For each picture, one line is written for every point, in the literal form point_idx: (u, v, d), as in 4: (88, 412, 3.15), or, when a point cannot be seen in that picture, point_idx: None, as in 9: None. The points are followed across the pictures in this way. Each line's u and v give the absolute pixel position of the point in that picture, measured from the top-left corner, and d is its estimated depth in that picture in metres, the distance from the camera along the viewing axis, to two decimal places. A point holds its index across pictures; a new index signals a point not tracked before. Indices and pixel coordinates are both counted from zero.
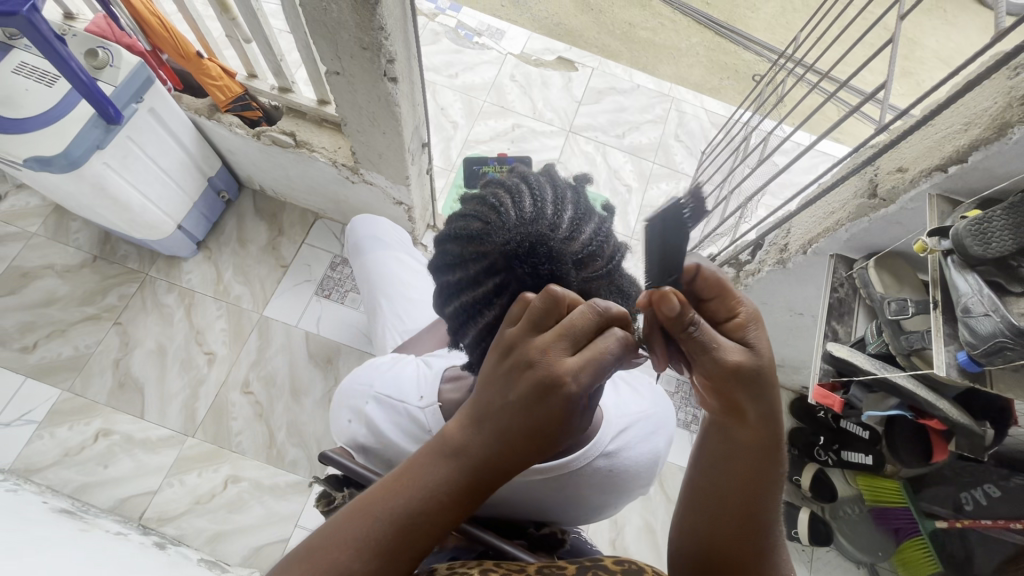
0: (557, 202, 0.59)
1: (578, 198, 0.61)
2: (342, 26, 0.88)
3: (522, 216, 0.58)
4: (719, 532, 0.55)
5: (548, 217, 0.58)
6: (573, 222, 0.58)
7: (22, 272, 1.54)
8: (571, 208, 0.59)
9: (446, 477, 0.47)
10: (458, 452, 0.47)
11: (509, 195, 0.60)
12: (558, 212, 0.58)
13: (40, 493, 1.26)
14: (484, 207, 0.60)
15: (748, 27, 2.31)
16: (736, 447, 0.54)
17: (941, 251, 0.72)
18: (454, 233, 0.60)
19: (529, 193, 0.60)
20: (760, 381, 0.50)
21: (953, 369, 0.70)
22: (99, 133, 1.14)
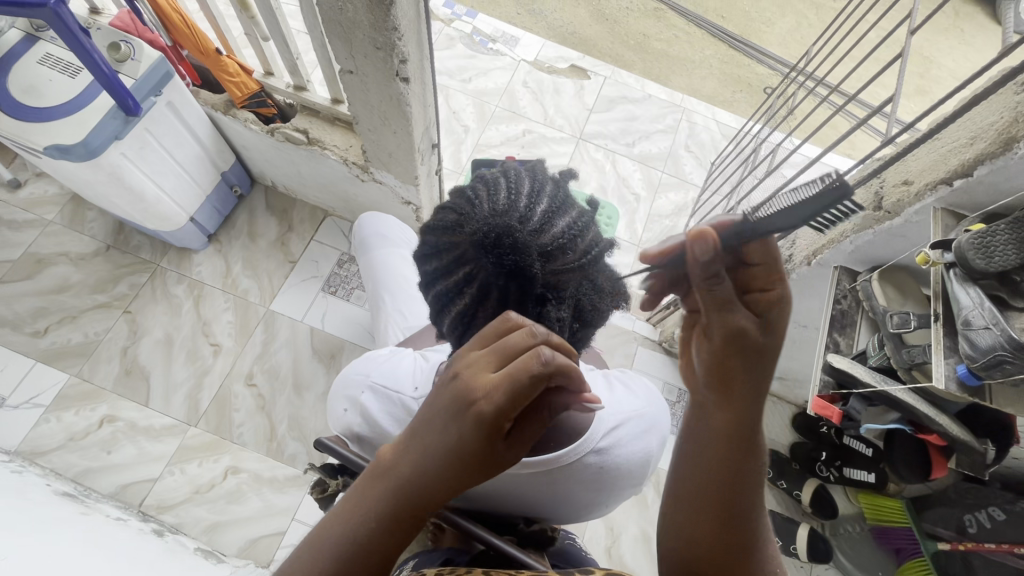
0: (533, 194, 0.60)
1: (557, 191, 0.61)
2: (357, 26, 0.90)
3: (494, 208, 0.58)
4: (700, 523, 0.57)
5: (521, 209, 0.58)
6: (546, 214, 0.58)
7: (37, 258, 1.57)
8: (547, 201, 0.60)
9: (380, 502, 0.49)
10: (391, 478, 0.49)
11: (486, 187, 0.61)
12: (531, 204, 0.59)
13: (44, 475, 1.28)
14: (461, 200, 0.61)
15: (762, 41, 2.32)
16: (715, 438, 0.58)
17: (943, 264, 0.72)
18: (432, 225, 0.62)
19: (506, 185, 0.61)
20: (756, 353, 0.54)
21: (953, 382, 0.71)
22: (119, 124, 1.16)
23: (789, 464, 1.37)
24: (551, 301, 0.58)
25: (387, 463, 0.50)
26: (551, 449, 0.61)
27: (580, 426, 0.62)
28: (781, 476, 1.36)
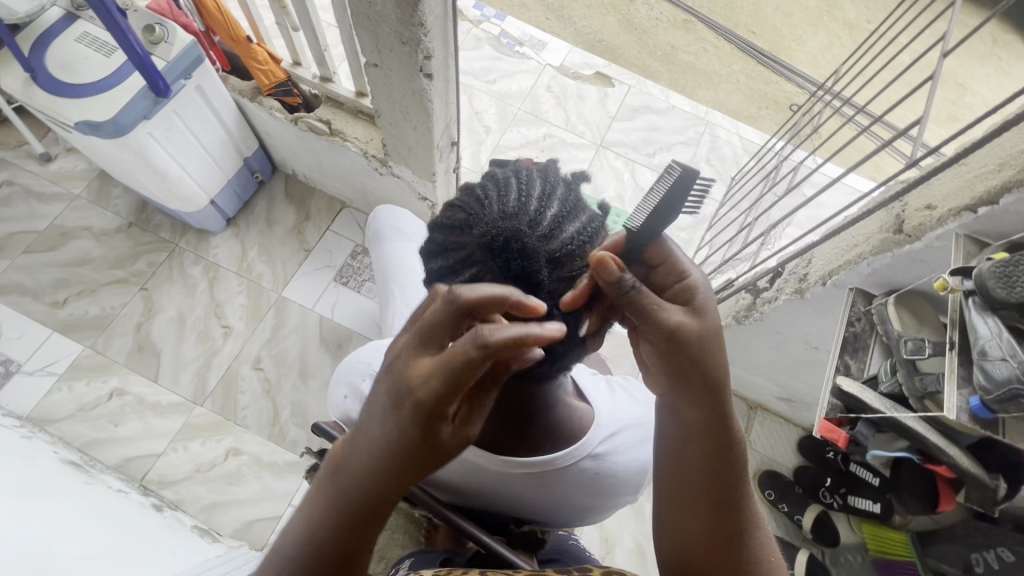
0: (543, 197, 0.59)
1: (568, 194, 0.61)
2: (385, 20, 0.91)
3: (504, 209, 0.58)
4: (690, 521, 0.57)
5: (530, 212, 0.58)
6: (556, 218, 0.58)
7: (62, 231, 1.61)
8: (557, 204, 0.59)
9: (336, 507, 0.50)
10: (345, 474, 0.50)
11: (496, 187, 0.60)
12: (541, 208, 0.58)
13: (52, 443, 1.31)
14: (470, 198, 0.60)
15: (792, 58, 2.29)
16: (687, 435, 0.57)
17: (963, 291, 0.71)
18: (441, 223, 0.61)
19: (516, 186, 0.61)
20: (696, 348, 0.54)
21: (963, 412, 0.69)
22: (148, 104, 1.19)
23: (792, 488, 1.36)
24: (555, 307, 0.59)
25: (340, 463, 0.51)
26: (546, 450, 0.61)
27: (577, 429, 0.63)
28: (782, 498, 1.34)
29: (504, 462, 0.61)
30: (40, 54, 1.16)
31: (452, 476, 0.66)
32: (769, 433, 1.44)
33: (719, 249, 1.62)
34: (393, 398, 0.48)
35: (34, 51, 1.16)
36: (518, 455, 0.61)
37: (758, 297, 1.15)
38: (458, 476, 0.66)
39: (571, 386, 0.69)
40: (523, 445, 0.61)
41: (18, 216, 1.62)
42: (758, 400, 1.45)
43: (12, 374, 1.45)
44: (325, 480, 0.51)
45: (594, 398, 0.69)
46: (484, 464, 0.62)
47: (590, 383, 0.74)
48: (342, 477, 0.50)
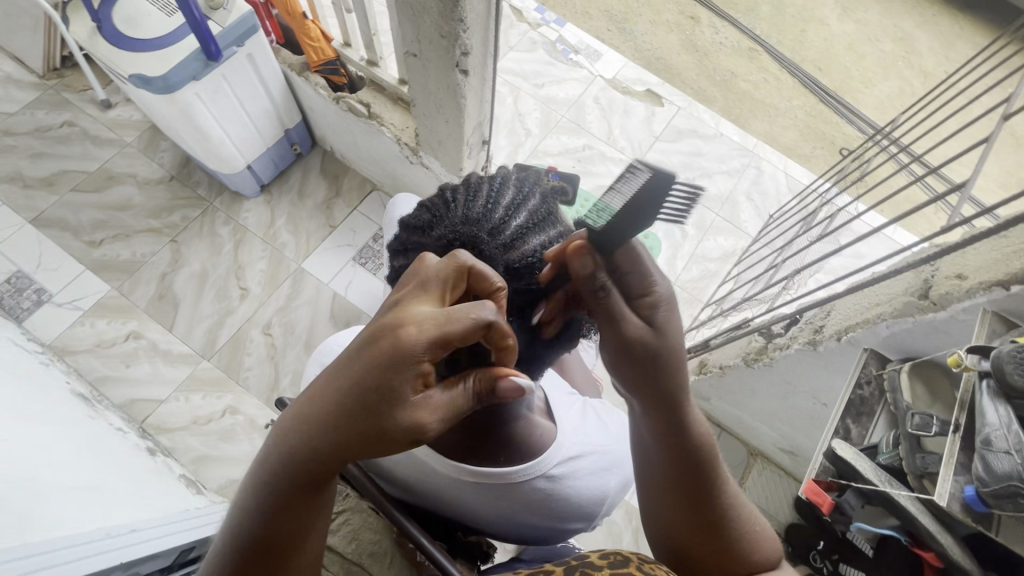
0: (511, 206, 0.59)
1: (540, 207, 0.60)
2: (427, 11, 0.92)
3: (468, 213, 0.58)
4: (672, 516, 0.62)
5: (494, 219, 0.58)
6: (520, 230, 0.58)
7: (110, 175, 1.69)
8: (525, 215, 0.59)
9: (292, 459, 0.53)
10: (300, 430, 0.53)
11: (466, 192, 0.61)
12: (506, 217, 0.58)
13: (67, 373, 1.38)
14: (438, 199, 0.61)
15: (857, 101, 2.17)
16: (653, 443, 0.62)
17: (978, 371, 0.66)
18: (408, 221, 0.63)
19: (486, 192, 0.60)
20: (662, 360, 0.58)
21: (956, 501, 0.65)
22: (198, 66, 1.24)
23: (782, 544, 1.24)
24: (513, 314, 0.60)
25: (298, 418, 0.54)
26: (501, 464, 0.62)
27: (536, 448, 0.63)
28: None
29: (456, 468, 0.61)
30: (108, 7, 1.23)
31: (405, 474, 0.67)
32: (764, 483, 1.38)
33: (744, 286, 1.56)
34: (360, 356, 0.50)
35: (103, 4, 1.23)
36: (472, 463, 0.62)
37: (770, 341, 1.08)
38: (410, 474, 0.66)
39: (539, 402, 0.69)
40: (479, 455, 0.62)
41: (73, 156, 1.71)
42: (759, 448, 1.40)
43: (43, 302, 1.54)
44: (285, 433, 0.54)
45: (560, 418, 0.69)
46: (437, 467, 0.62)
47: (561, 401, 0.74)
48: (298, 432, 0.53)
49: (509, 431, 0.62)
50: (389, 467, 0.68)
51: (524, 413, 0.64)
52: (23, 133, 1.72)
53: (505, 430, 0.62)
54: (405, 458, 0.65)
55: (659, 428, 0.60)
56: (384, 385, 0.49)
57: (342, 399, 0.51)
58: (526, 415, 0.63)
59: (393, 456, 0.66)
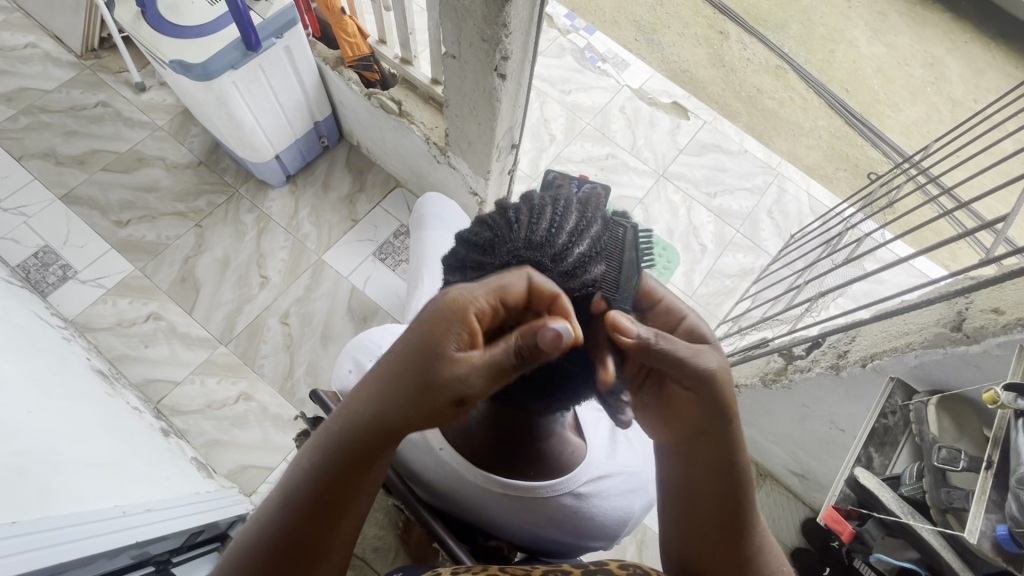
0: (575, 232, 0.60)
1: (602, 234, 0.61)
2: (471, 15, 0.93)
3: (533, 236, 0.60)
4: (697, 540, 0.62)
5: (557, 244, 0.59)
6: (582, 257, 0.58)
7: (139, 157, 1.72)
8: (588, 242, 0.59)
9: (334, 441, 0.57)
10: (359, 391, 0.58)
11: (529, 213, 0.62)
12: (570, 243, 0.59)
13: (87, 349, 1.40)
14: (501, 219, 0.63)
15: (883, 124, 2.14)
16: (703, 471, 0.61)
17: (1014, 409, 0.66)
18: (466, 238, 0.65)
19: (551, 215, 0.62)
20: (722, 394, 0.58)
21: (986, 539, 0.64)
22: (238, 55, 1.25)
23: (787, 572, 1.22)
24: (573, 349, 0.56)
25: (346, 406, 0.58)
26: (529, 477, 0.63)
27: (565, 463, 0.64)
28: None
29: (485, 478, 0.62)
30: None
31: (433, 478, 0.68)
32: (772, 505, 1.37)
33: (762, 304, 1.54)
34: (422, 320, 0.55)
35: None
36: (500, 475, 0.63)
37: (791, 362, 1.07)
38: (437, 478, 0.67)
39: (570, 419, 0.70)
40: (509, 466, 0.63)
41: (105, 136, 1.73)
42: (769, 469, 1.38)
43: (68, 279, 1.56)
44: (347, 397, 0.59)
45: (590, 436, 0.69)
46: (464, 475, 0.64)
47: (592, 419, 0.75)
48: (345, 414, 0.57)
49: (539, 444, 0.63)
50: (416, 469, 0.70)
51: (557, 429, 0.65)
52: (58, 111, 1.75)
53: (536, 444, 0.63)
54: (434, 462, 0.66)
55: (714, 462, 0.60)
56: (430, 350, 0.53)
57: (389, 376, 0.55)
58: (559, 432, 0.65)
59: (422, 458, 0.67)
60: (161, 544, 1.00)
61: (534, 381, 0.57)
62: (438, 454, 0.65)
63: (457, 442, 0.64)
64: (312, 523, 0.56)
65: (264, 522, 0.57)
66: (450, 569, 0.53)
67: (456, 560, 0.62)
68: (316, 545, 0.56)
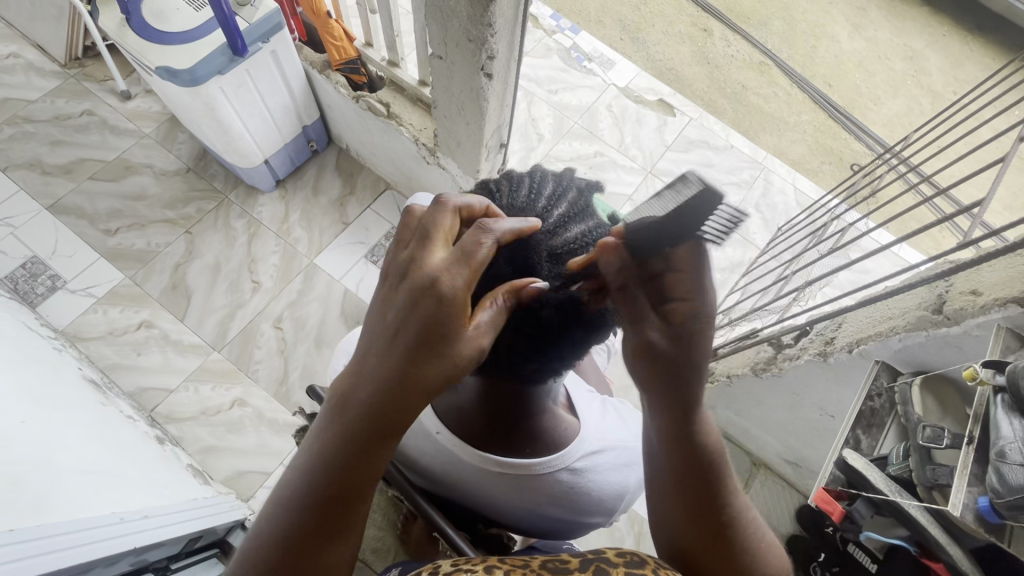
0: (553, 198, 0.63)
1: (579, 198, 0.64)
2: (455, 15, 0.94)
3: (514, 202, 0.64)
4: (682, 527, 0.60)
5: (537, 208, 0.62)
6: (561, 219, 0.61)
7: (127, 165, 1.71)
8: (565, 206, 0.62)
9: (339, 443, 0.54)
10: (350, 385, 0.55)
11: (509, 185, 0.66)
12: (549, 206, 0.62)
13: (79, 359, 1.39)
14: (483, 191, 0.67)
15: (865, 117, 2.18)
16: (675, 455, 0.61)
17: (992, 385, 0.67)
18: None
19: (529, 185, 0.65)
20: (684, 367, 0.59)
21: (969, 513, 0.66)
22: (224, 60, 1.26)
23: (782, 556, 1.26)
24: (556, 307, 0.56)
25: (346, 390, 0.55)
26: (525, 454, 0.63)
27: (559, 441, 0.65)
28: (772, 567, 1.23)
29: (482, 458, 0.63)
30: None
31: (431, 463, 0.69)
32: (766, 493, 1.39)
33: (751, 296, 1.57)
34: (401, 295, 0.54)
35: None
36: (496, 453, 0.63)
37: (779, 352, 1.09)
38: (435, 463, 0.68)
39: (562, 398, 0.71)
40: (505, 444, 0.64)
41: (91, 145, 1.73)
42: (762, 458, 1.40)
43: (57, 289, 1.55)
44: (336, 394, 0.55)
45: (583, 414, 0.71)
46: (460, 456, 0.64)
47: (583, 398, 0.76)
48: (351, 400, 0.54)
49: (534, 421, 0.64)
50: (413, 456, 0.70)
51: (547, 406, 0.66)
52: (43, 121, 1.74)
53: (530, 421, 0.64)
54: (432, 448, 0.67)
55: (665, 428, 0.62)
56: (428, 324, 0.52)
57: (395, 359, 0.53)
58: (549, 407, 0.66)
59: (419, 443, 0.68)
60: (159, 551, 1.00)
61: (523, 343, 0.58)
62: (435, 438, 0.65)
63: (452, 424, 0.65)
64: (333, 513, 0.53)
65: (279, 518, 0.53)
66: (449, 562, 0.53)
67: (459, 550, 0.62)
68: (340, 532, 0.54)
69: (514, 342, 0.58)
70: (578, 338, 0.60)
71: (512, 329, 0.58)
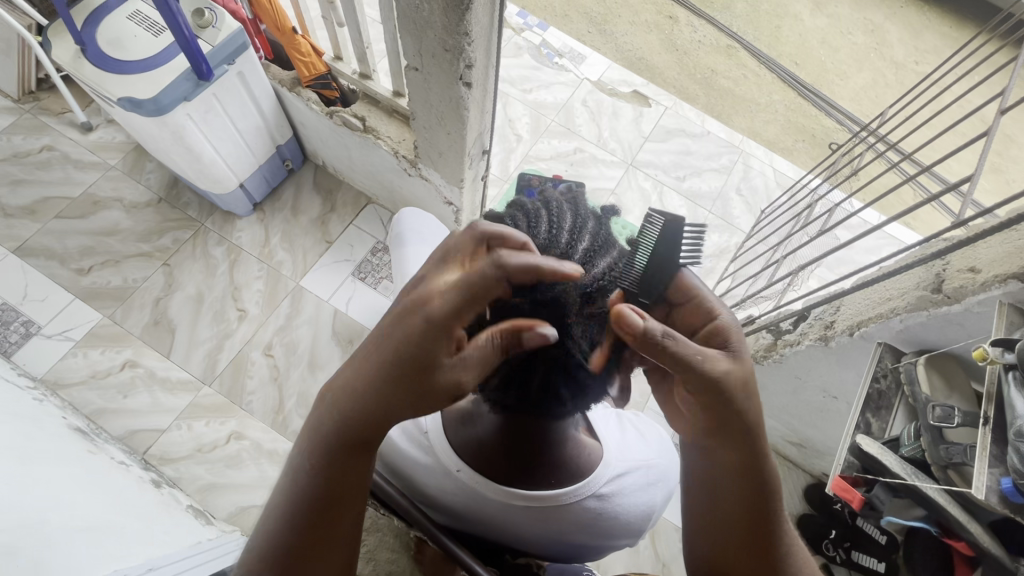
0: (575, 230, 0.62)
1: (598, 229, 0.63)
2: (430, 26, 0.91)
3: (535, 239, 0.62)
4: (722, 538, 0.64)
5: (561, 244, 0.61)
6: (587, 254, 0.60)
7: (94, 200, 1.64)
8: (588, 238, 0.62)
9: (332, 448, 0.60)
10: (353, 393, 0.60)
11: (527, 219, 0.65)
12: (573, 241, 0.61)
13: (62, 407, 1.33)
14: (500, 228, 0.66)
15: (834, 93, 2.21)
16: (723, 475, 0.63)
17: (1003, 363, 0.68)
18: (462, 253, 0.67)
19: (547, 218, 0.64)
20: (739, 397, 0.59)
21: (993, 494, 0.66)
22: (190, 86, 1.21)
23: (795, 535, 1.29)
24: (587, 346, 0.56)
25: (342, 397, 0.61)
26: (551, 485, 0.63)
27: (584, 467, 0.64)
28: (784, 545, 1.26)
29: (506, 493, 0.62)
30: (92, 29, 1.20)
31: (452, 500, 0.67)
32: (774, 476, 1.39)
33: (744, 282, 1.58)
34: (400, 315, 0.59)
35: (86, 26, 1.20)
36: (521, 487, 0.62)
37: (780, 338, 1.10)
38: (456, 500, 0.66)
39: (581, 422, 0.71)
40: (530, 477, 0.63)
41: (54, 182, 1.65)
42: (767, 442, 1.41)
43: (32, 335, 1.48)
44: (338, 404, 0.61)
45: (603, 435, 0.70)
46: (484, 492, 0.63)
47: (602, 419, 0.76)
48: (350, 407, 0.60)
49: (557, 451, 0.64)
50: (432, 494, 0.68)
51: (570, 433, 0.66)
52: None
53: (552, 452, 0.63)
54: (452, 485, 0.65)
55: (721, 450, 0.63)
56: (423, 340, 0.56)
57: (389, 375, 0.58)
58: (572, 434, 0.66)
59: (438, 481, 0.66)
60: None
61: (557, 384, 0.58)
62: (456, 476, 0.64)
63: (472, 460, 0.63)
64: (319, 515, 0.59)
65: (267, 517, 0.59)
66: None
67: None
68: (323, 526, 0.59)
69: (545, 383, 0.57)
70: (609, 375, 0.60)
71: (544, 368, 0.57)
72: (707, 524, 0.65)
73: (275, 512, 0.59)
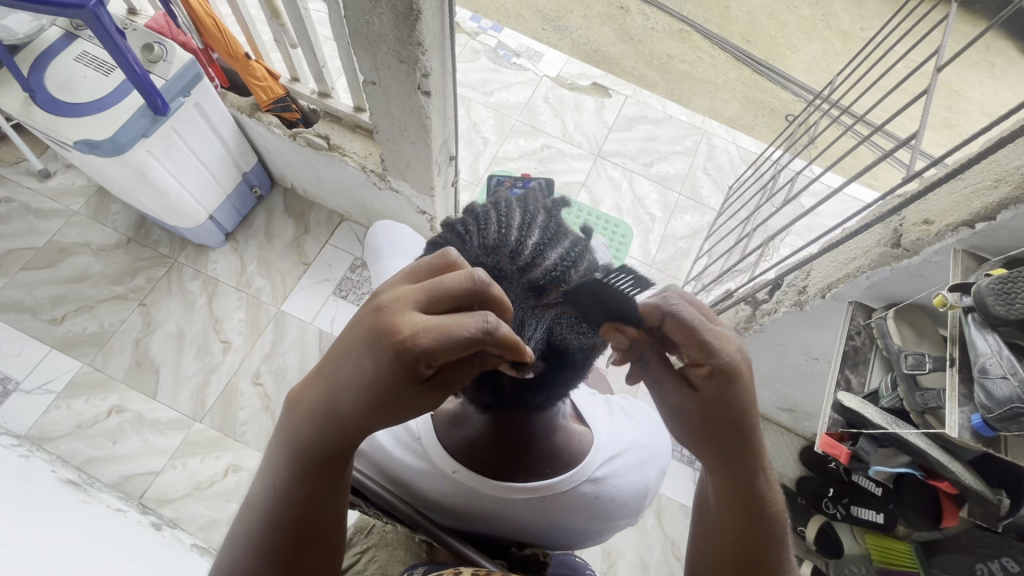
0: (524, 226, 0.63)
1: (548, 222, 0.65)
2: (382, 39, 0.92)
3: (486, 241, 0.62)
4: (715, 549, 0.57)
5: (511, 242, 0.62)
6: (537, 247, 0.61)
7: (60, 247, 1.61)
8: (537, 233, 0.63)
9: (291, 475, 0.55)
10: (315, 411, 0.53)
11: (476, 223, 0.65)
12: (522, 237, 0.62)
13: (50, 461, 1.30)
14: (452, 235, 0.66)
15: (787, 66, 2.27)
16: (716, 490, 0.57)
17: (961, 307, 0.72)
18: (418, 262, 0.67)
19: (496, 219, 0.64)
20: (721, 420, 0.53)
21: (965, 430, 0.70)
22: (147, 122, 1.20)
23: (796, 498, 1.34)
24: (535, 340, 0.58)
25: (297, 414, 0.54)
26: (546, 475, 0.64)
27: (576, 454, 0.66)
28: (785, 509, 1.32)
29: (504, 488, 0.63)
30: (39, 74, 1.18)
31: (453, 502, 0.68)
32: (771, 445, 1.43)
33: (718, 259, 1.62)
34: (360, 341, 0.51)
35: (32, 72, 1.18)
36: (516, 480, 0.64)
37: (757, 309, 1.14)
38: (457, 501, 0.67)
39: (569, 410, 0.72)
40: (525, 470, 0.64)
41: (16, 233, 1.61)
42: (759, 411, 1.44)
43: (11, 392, 1.45)
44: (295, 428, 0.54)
45: (592, 421, 0.72)
46: (482, 489, 0.64)
47: (587, 404, 0.78)
48: (308, 434, 0.54)
49: (548, 441, 0.65)
50: (433, 498, 0.69)
51: (558, 423, 0.67)
52: None
53: (543, 443, 0.65)
54: (450, 487, 0.66)
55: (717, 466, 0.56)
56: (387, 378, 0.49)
57: (348, 400, 0.52)
58: (558, 423, 0.67)
59: (437, 485, 0.67)
60: None
61: (528, 379, 0.59)
62: (452, 477, 0.65)
63: (466, 460, 0.64)
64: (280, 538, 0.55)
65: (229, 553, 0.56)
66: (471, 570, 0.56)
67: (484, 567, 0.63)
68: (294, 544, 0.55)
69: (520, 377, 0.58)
70: (578, 362, 0.62)
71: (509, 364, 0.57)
72: (712, 553, 0.57)
73: (253, 525, 0.56)
